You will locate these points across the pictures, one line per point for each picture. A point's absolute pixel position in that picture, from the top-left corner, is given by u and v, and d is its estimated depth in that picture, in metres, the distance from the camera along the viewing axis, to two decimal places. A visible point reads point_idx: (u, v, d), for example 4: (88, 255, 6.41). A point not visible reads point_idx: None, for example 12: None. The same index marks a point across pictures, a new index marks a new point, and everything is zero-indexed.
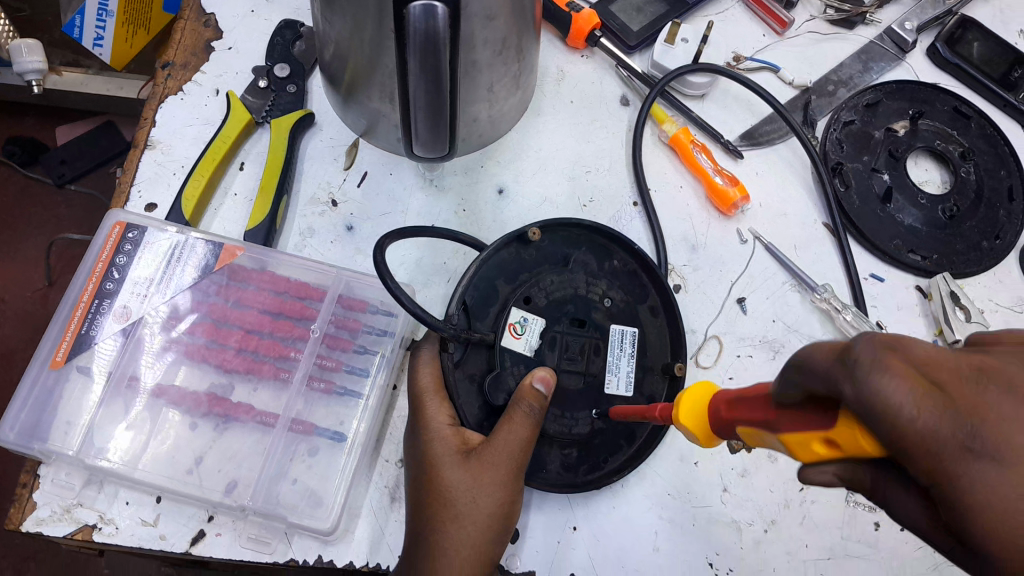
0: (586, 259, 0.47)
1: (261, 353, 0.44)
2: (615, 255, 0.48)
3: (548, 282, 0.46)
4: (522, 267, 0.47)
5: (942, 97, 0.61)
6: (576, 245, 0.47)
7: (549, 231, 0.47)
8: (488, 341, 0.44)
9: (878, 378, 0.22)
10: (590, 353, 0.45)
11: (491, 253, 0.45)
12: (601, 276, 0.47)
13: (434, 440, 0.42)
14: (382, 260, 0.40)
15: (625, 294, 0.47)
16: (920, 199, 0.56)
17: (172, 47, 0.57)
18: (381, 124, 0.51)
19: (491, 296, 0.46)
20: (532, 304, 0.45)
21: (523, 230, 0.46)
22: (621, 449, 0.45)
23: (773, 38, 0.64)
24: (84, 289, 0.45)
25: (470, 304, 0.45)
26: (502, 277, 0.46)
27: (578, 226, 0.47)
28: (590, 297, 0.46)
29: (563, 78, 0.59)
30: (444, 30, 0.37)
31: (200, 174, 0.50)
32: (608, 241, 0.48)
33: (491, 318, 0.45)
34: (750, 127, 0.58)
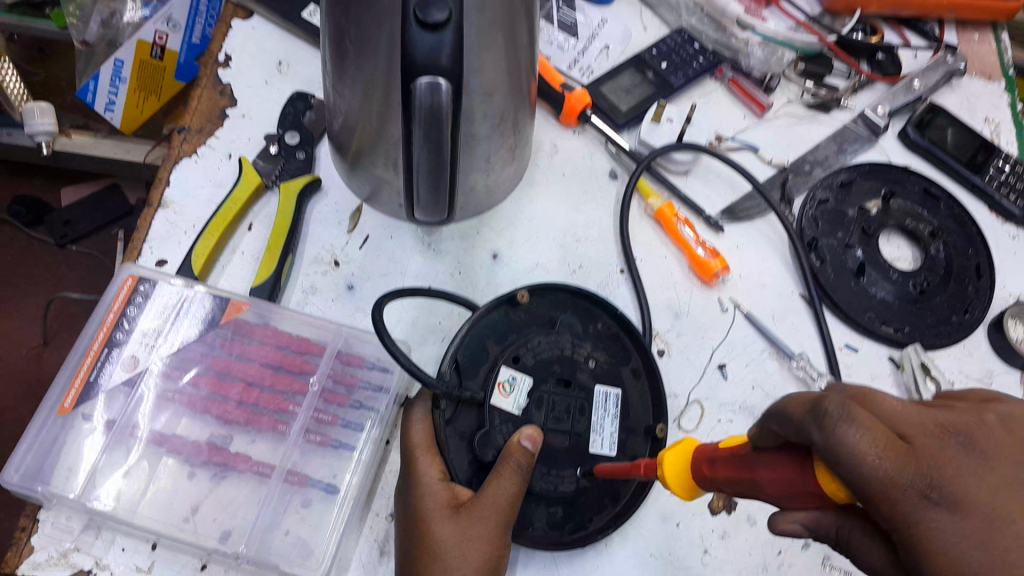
0: (572, 321, 0.50)
1: (260, 405, 0.46)
2: (600, 319, 0.51)
3: (536, 342, 0.48)
4: (511, 327, 0.49)
5: (912, 179, 0.65)
6: (562, 308, 0.50)
7: (537, 294, 0.50)
8: (477, 399, 0.46)
9: (842, 429, 0.26)
10: (575, 413, 0.47)
11: (481, 314, 0.48)
12: (586, 338, 0.49)
13: (425, 495, 0.43)
14: (381, 320, 0.43)
15: (609, 357, 0.49)
16: (892, 274, 0.59)
17: (188, 113, 0.60)
18: (383, 190, 0.54)
19: (481, 354, 0.48)
20: (521, 363, 0.47)
21: (512, 293, 0.49)
22: (606, 509, 0.46)
23: (753, 119, 0.68)
24: (95, 338, 0.47)
25: (461, 362, 0.47)
26: (492, 336, 0.49)
27: (564, 290, 0.50)
28: (576, 358, 0.48)
29: (556, 152, 0.63)
30: (447, 104, 0.40)
31: (211, 234, 0.52)
32: (592, 305, 0.51)
33: (481, 377, 0.47)
34: (731, 203, 0.62)
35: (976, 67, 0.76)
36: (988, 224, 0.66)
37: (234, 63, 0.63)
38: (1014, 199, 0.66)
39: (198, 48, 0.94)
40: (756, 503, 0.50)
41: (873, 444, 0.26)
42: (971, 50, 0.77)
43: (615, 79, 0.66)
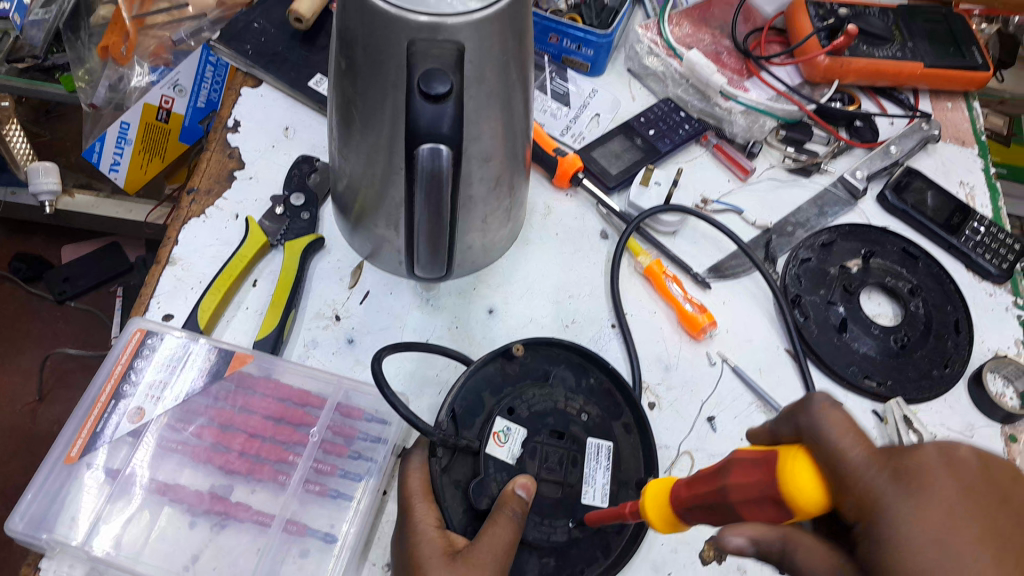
0: (565, 375, 0.52)
1: (262, 456, 0.47)
2: (592, 373, 0.52)
3: (530, 395, 0.50)
4: (506, 381, 0.51)
5: (891, 240, 0.68)
6: (556, 362, 0.52)
7: (532, 348, 0.52)
8: (472, 448, 0.47)
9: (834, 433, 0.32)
10: (567, 464, 0.48)
11: (477, 366, 0.50)
12: (579, 392, 0.51)
13: (421, 542, 0.44)
14: (381, 369, 0.45)
15: (601, 410, 0.51)
16: (873, 329, 0.62)
17: (197, 175, 0.63)
18: (384, 248, 0.56)
19: (477, 407, 0.50)
20: (515, 414, 0.49)
21: (508, 346, 0.51)
22: (597, 561, 0.47)
23: (737, 183, 0.72)
24: (102, 389, 0.48)
25: (457, 412, 0.49)
26: (488, 389, 0.50)
27: (558, 344, 0.52)
28: (569, 411, 0.50)
29: (550, 212, 0.66)
30: (447, 168, 0.43)
31: (215, 291, 0.54)
32: (584, 359, 0.53)
33: (477, 427, 0.49)
34: (717, 261, 0.65)
35: (951, 133, 0.80)
36: (965, 281, 0.69)
37: (242, 128, 0.66)
38: (989, 257, 0.69)
39: (203, 111, 0.99)
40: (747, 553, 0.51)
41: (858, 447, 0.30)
42: (945, 118, 0.81)
43: (605, 145, 0.70)
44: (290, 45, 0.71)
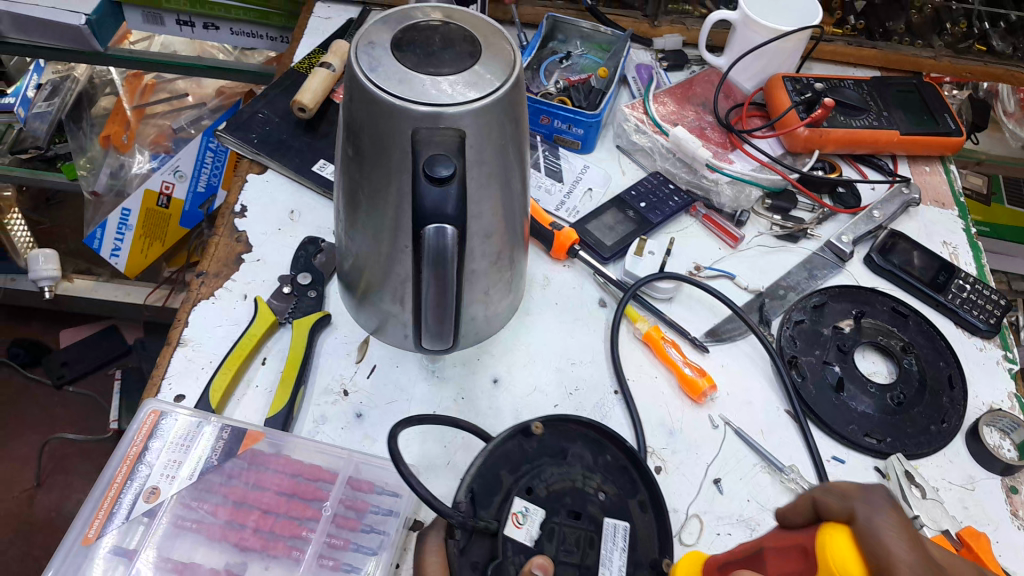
0: (582, 452, 0.51)
1: (275, 532, 0.48)
2: (609, 451, 0.52)
3: (548, 474, 0.49)
4: (524, 457, 0.50)
5: (880, 299, 0.70)
6: (572, 438, 0.51)
7: (550, 424, 0.52)
8: (490, 528, 0.46)
9: (881, 511, 0.31)
10: (585, 545, 0.47)
11: (497, 444, 0.49)
12: (595, 470, 0.50)
13: None
14: (395, 446, 0.45)
15: (617, 489, 0.50)
16: (870, 388, 0.63)
17: (206, 259, 0.65)
18: (390, 323, 0.58)
19: (494, 484, 0.48)
20: (534, 494, 0.48)
21: (526, 423, 0.51)
22: None
23: (727, 250, 0.74)
24: (118, 470, 0.49)
25: (475, 492, 0.47)
26: (505, 466, 0.49)
27: (575, 421, 0.52)
28: (586, 490, 0.49)
29: (548, 283, 0.68)
30: (452, 247, 0.45)
31: (227, 369, 0.56)
32: (601, 435, 0.52)
33: (495, 506, 0.47)
34: (713, 325, 0.66)
35: (931, 196, 0.83)
36: (955, 337, 0.70)
37: (250, 213, 0.69)
38: (977, 314, 0.71)
39: (203, 195, 1.02)
40: None
41: (901, 537, 0.30)
42: (924, 181, 0.85)
43: (599, 218, 0.73)
44: (294, 133, 0.74)
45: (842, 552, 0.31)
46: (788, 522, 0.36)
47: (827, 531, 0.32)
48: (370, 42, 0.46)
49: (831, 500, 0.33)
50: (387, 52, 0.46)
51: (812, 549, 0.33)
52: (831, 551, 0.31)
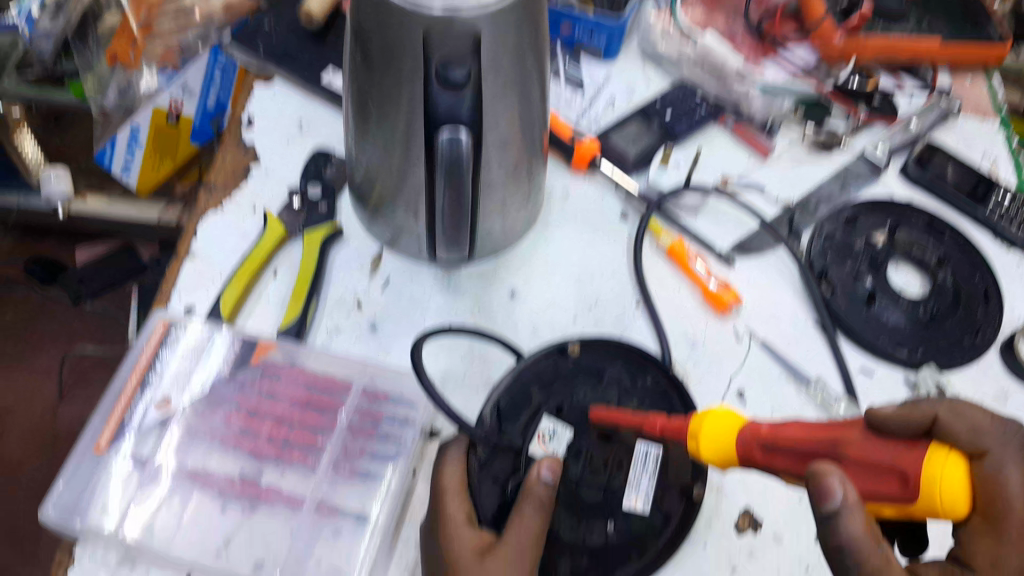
0: (620, 374, 0.50)
1: (290, 442, 0.47)
2: (649, 374, 0.50)
3: (581, 394, 0.48)
4: (558, 377, 0.49)
5: (915, 212, 0.67)
6: (611, 360, 0.50)
7: (589, 345, 0.51)
8: (515, 446, 0.47)
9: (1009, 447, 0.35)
10: (613, 468, 0.46)
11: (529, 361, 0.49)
12: (632, 393, 0.49)
13: (453, 539, 0.42)
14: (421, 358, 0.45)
15: (654, 412, 0.48)
16: (902, 301, 0.60)
17: (214, 171, 0.63)
18: (404, 234, 0.56)
19: (524, 401, 0.48)
20: (563, 414, 0.48)
21: (564, 342, 0.50)
22: (631, 561, 0.44)
23: (756, 161, 0.71)
24: (128, 379, 0.48)
25: (503, 407, 0.48)
26: (537, 384, 0.49)
27: (617, 343, 0.51)
28: (620, 412, 0.48)
29: (568, 195, 0.65)
30: (467, 156, 0.42)
31: (235, 285, 0.55)
32: (643, 359, 0.50)
33: (522, 423, 0.47)
34: (739, 237, 0.64)
35: (971, 107, 0.77)
36: (994, 252, 0.67)
37: (257, 123, 0.66)
38: (1016, 228, 0.67)
39: (214, 112, 0.91)
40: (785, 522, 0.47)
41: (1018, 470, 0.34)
42: (965, 92, 0.78)
43: (622, 127, 0.69)
44: (301, 40, 0.70)
45: (954, 475, 0.34)
46: (875, 434, 0.38)
47: (937, 453, 0.35)
48: None
49: (953, 429, 0.36)
50: None
51: (908, 470, 0.35)
52: (944, 478, 0.34)
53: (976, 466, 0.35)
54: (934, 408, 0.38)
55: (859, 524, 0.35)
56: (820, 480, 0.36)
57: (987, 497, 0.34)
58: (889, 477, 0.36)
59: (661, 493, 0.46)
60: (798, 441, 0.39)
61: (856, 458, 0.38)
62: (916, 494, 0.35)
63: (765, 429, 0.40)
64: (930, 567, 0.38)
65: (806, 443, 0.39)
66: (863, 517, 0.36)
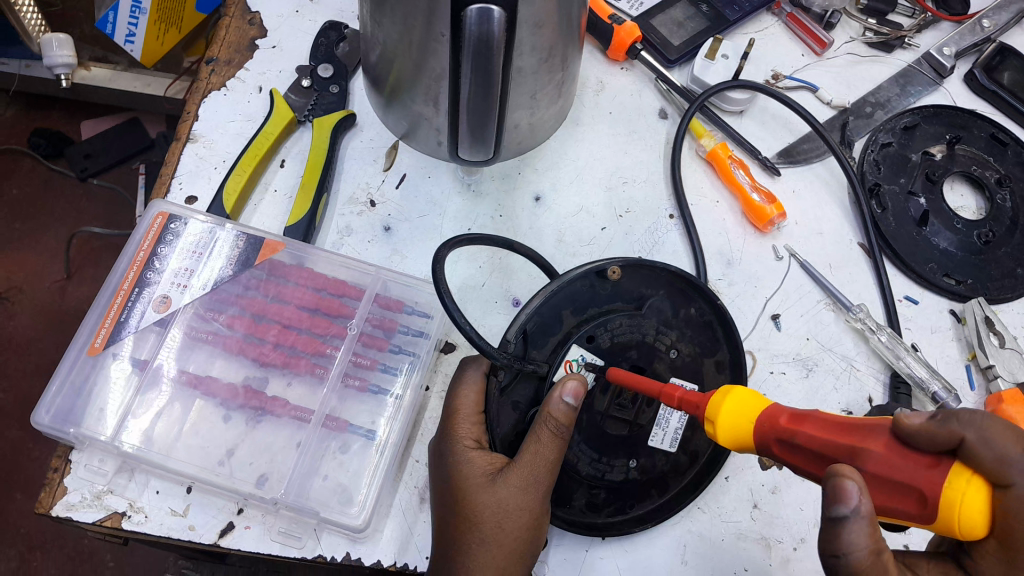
0: (662, 304, 0.45)
1: (298, 349, 0.45)
2: (693, 302, 0.46)
3: (616, 323, 0.44)
4: (594, 300, 0.44)
5: (979, 123, 0.60)
6: (655, 287, 0.45)
7: (630, 268, 0.45)
8: (539, 373, 0.42)
9: None
10: (642, 403, 0.43)
11: (564, 285, 0.43)
12: (672, 325, 0.45)
13: (461, 463, 0.41)
14: (442, 277, 0.38)
15: (693, 348, 0.45)
16: (956, 223, 0.56)
17: (217, 43, 0.57)
18: (422, 126, 0.51)
19: (554, 324, 0.44)
20: (595, 343, 0.43)
21: (604, 265, 0.44)
22: (650, 497, 0.44)
23: (811, 58, 0.64)
24: (125, 277, 0.45)
25: (530, 332, 0.43)
26: (570, 306, 0.44)
27: (662, 268, 0.45)
28: (656, 345, 0.44)
29: (602, 88, 0.60)
30: (499, 34, 0.37)
31: (242, 170, 0.50)
32: (689, 287, 0.45)
33: (550, 348, 0.44)
34: (788, 145, 0.58)
35: None
36: None
37: None
38: None
39: None
40: None
41: None
42: None
43: (667, 12, 0.62)
44: None
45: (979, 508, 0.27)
46: (898, 441, 0.30)
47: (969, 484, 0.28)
48: None
49: (983, 448, 0.28)
50: None
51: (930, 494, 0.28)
52: (966, 505, 0.27)
53: (998, 497, 0.28)
54: (958, 414, 0.30)
55: (862, 534, 0.30)
56: (836, 480, 0.29)
57: (1003, 527, 0.28)
58: (908, 497, 0.29)
59: (691, 432, 0.44)
60: (814, 443, 0.31)
61: (876, 467, 0.30)
62: (933, 519, 0.28)
63: (783, 421, 0.32)
64: (928, 564, 0.35)
65: (822, 440, 0.31)
66: (870, 527, 0.30)
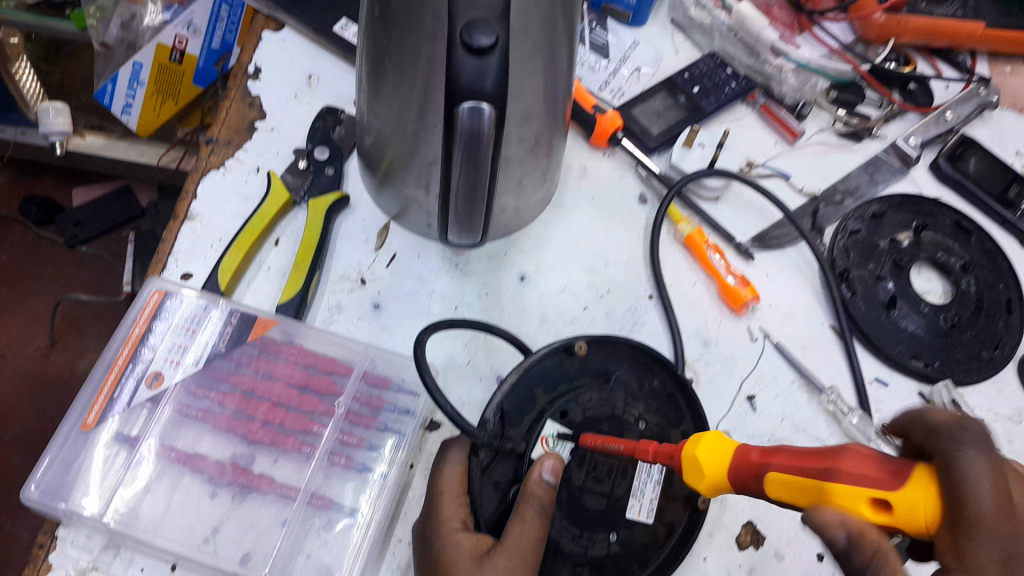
0: (627, 377, 0.47)
1: (286, 427, 0.46)
2: (656, 375, 0.48)
3: (586, 397, 0.46)
4: (563, 376, 0.47)
5: (943, 211, 0.64)
6: (618, 361, 0.48)
7: (595, 344, 0.48)
8: (518, 451, 0.44)
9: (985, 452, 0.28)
10: (617, 475, 0.45)
11: (533, 361, 0.46)
12: (640, 398, 0.47)
13: (446, 544, 0.41)
14: (424, 360, 0.41)
15: (661, 419, 0.46)
16: (923, 307, 0.58)
17: (218, 125, 0.60)
18: (412, 208, 0.53)
19: (528, 403, 0.46)
20: (568, 418, 0.45)
21: (570, 341, 0.47)
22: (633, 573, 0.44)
23: (783, 146, 0.68)
24: (120, 352, 0.46)
25: (506, 411, 0.45)
26: (542, 385, 0.46)
27: (623, 342, 0.48)
28: (626, 419, 0.46)
29: (585, 174, 0.63)
30: (489, 129, 0.40)
31: (234, 253, 0.52)
32: (651, 359, 0.48)
33: (525, 426, 0.45)
34: (761, 230, 0.61)
35: (1010, 99, 0.73)
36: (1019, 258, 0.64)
37: (264, 75, 0.63)
38: None
39: (218, 53, 0.90)
40: (785, 538, 0.49)
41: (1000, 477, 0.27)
42: (1004, 82, 0.74)
43: (646, 102, 0.66)
44: None
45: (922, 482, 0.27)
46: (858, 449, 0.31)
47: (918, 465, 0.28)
48: None
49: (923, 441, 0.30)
50: None
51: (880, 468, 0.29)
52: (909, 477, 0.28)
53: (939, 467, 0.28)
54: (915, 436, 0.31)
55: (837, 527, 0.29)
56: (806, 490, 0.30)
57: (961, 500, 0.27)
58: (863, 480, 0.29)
59: (665, 503, 0.45)
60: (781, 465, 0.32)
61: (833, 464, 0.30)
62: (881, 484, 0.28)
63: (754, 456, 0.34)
64: None
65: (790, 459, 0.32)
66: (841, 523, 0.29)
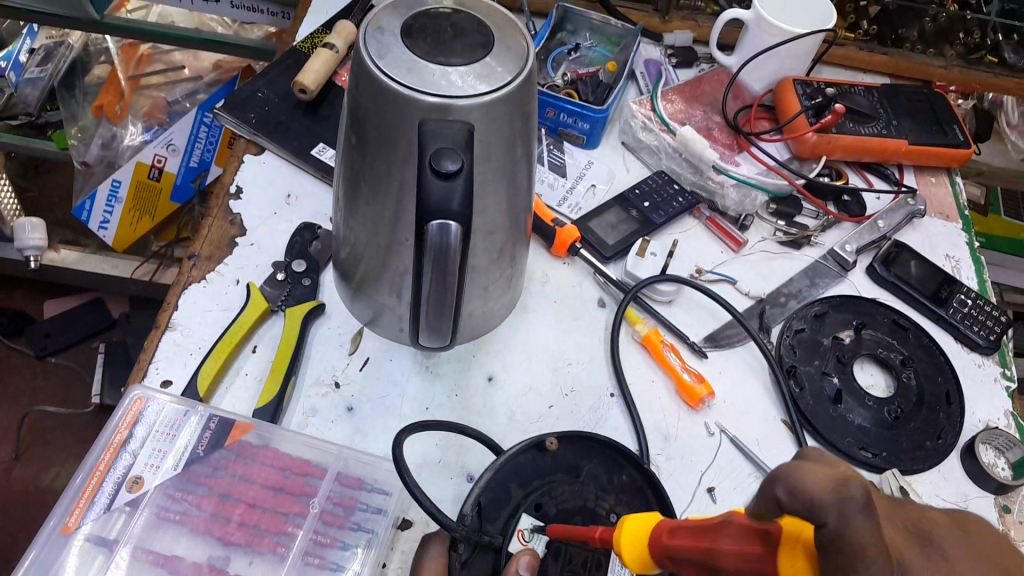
0: (597, 471, 0.49)
1: (262, 527, 0.47)
2: (625, 470, 0.50)
3: (558, 491, 0.48)
4: (537, 472, 0.49)
5: (882, 310, 0.69)
6: (589, 456, 0.50)
7: (566, 440, 0.50)
8: (495, 544, 0.45)
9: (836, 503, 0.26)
10: (591, 568, 0.46)
11: (508, 457, 0.48)
12: (609, 491, 0.49)
13: None
14: (402, 458, 0.43)
15: (631, 512, 0.48)
16: (868, 401, 0.62)
17: (200, 240, 0.63)
18: (385, 315, 0.57)
19: (504, 498, 0.48)
20: (542, 511, 0.47)
21: (541, 437, 0.49)
22: None
23: (729, 254, 0.73)
24: (101, 459, 0.48)
25: (483, 505, 0.47)
26: (516, 479, 0.48)
27: (594, 439, 0.50)
28: (597, 510, 0.48)
29: (547, 281, 0.67)
30: (456, 246, 0.42)
31: (214, 359, 0.54)
32: (620, 455, 0.50)
33: (502, 521, 0.47)
34: (713, 330, 0.66)
35: (935, 208, 0.81)
36: (954, 353, 0.69)
37: (245, 194, 0.67)
38: (977, 329, 0.69)
39: (196, 170, 0.98)
40: None
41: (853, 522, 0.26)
42: (928, 193, 0.82)
43: (601, 215, 0.72)
44: (294, 115, 0.71)
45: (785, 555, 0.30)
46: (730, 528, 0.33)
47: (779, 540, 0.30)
48: (379, 27, 0.44)
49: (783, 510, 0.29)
50: (397, 38, 0.43)
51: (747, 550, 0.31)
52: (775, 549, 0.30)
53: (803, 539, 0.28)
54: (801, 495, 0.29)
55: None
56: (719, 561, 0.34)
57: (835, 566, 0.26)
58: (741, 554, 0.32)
59: None
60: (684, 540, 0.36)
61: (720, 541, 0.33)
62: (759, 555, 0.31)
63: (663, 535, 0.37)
64: None
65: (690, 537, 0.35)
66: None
